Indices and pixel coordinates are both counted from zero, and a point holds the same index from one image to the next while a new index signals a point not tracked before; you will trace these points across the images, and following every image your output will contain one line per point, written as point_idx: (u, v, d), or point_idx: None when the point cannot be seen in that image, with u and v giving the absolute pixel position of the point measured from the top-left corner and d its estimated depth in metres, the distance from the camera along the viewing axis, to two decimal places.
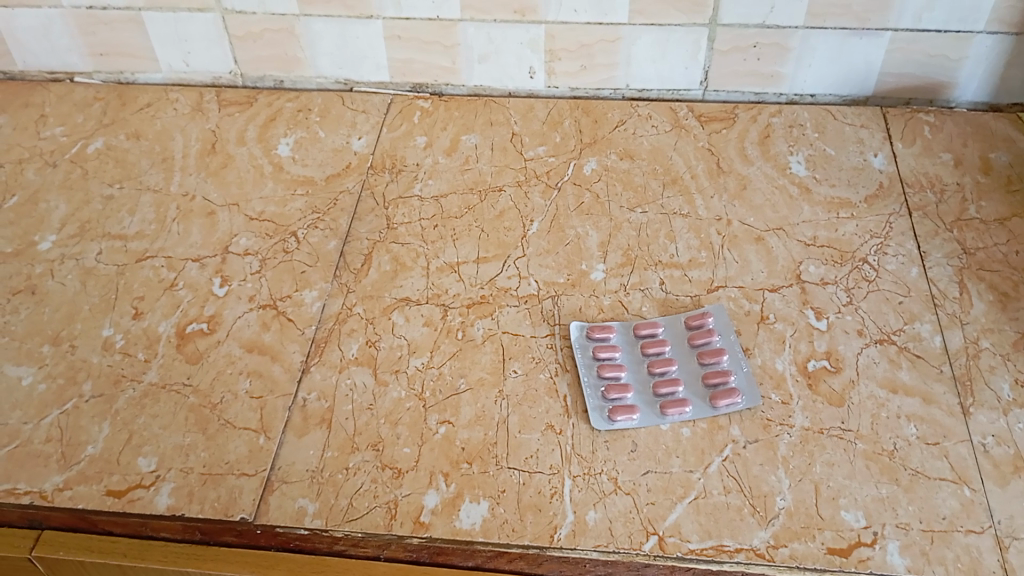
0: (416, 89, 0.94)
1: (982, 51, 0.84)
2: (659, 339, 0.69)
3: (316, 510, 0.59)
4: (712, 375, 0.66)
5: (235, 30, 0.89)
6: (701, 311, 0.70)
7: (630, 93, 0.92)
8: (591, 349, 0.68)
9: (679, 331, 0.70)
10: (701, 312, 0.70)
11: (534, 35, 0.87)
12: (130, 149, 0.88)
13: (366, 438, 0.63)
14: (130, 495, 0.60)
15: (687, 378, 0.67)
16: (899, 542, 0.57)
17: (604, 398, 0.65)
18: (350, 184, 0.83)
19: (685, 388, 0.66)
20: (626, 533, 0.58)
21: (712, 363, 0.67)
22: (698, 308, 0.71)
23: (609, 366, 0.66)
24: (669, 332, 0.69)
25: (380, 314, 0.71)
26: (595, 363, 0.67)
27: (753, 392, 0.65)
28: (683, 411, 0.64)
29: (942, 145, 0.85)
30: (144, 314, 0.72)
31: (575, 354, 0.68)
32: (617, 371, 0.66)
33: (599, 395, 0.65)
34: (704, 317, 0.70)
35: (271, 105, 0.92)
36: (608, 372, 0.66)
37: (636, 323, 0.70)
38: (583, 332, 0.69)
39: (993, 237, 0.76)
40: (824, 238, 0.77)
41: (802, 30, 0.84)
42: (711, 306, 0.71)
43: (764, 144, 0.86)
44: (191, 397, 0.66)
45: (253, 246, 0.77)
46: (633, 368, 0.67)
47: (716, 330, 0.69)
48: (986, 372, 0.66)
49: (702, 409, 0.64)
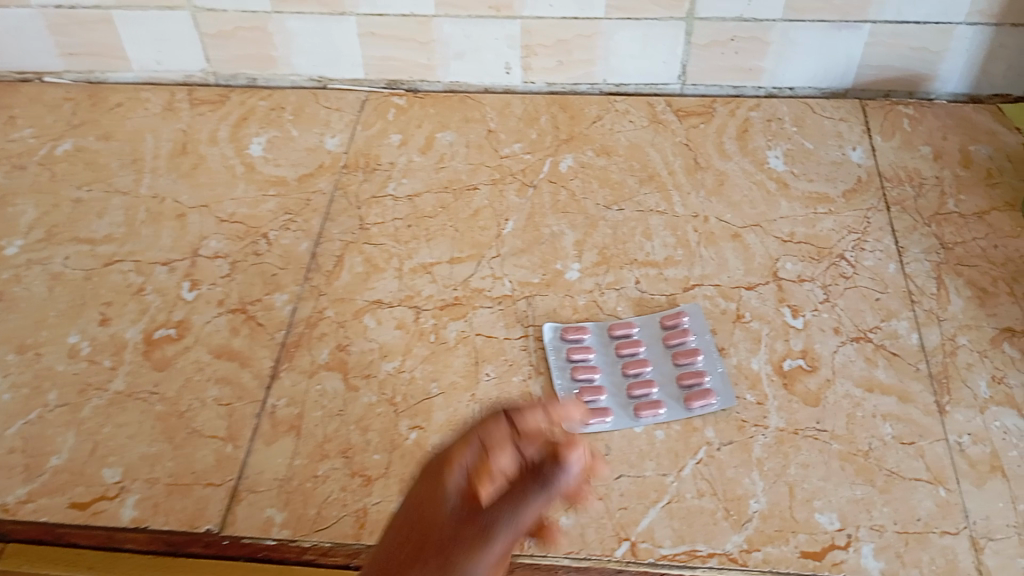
0: (391, 86, 0.92)
1: (963, 43, 0.83)
2: (633, 339, 0.68)
3: (284, 520, 0.58)
4: (686, 376, 0.65)
5: (208, 29, 0.87)
6: (676, 310, 0.70)
7: (608, 88, 0.91)
8: (564, 350, 0.68)
9: (653, 331, 0.69)
10: (675, 312, 0.70)
11: (511, 30, 0.85)
12: (100, 150, 0.86)
13: (336, 445, 0.62)
14: (94, 507, 0.59)
15: (661, 379, 0.66)
16: (874, 544, 0.57)
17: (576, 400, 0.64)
18: (323, 184, 0.82)
19: (659, 389, 0.65)
20: (597, 540, 0.57)
21: (688, 364, 0.66)
22: (673, 308, 0.70)
23: (582, 369, 0.66)
24: (644, 333, 0.69)
25: (352, 317, 0.70)
26: (568, 364, 0.67)
27: (728, 393, 0.65)
28: (656, 412, 0.64)
29: (922, 138, 0.84)
30: (111, 320, 0.71)
31: (548, 355, 0.67)
32: (590, 373, 0.66)
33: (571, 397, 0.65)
34: (680, 316, 0.69)
35: (244, 104, 0.91)
36: (582, 374, 0.66)
37: (609, 323, 0.70)
38: (556, 333, 0.69)
39: (972, 231, 0.75)
40: (801, 234, 0.76)
41: (781, 24, 0.82)
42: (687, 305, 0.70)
43: (742, 139, 0.85)
44: (158, 405, 0.65)
45: (224, 249, 0.76)
46: (607, 369, 0.67)
47: (691, 329, 0.68)
48: (963, 369, 0.66)
49: (676, 410, 0.64)
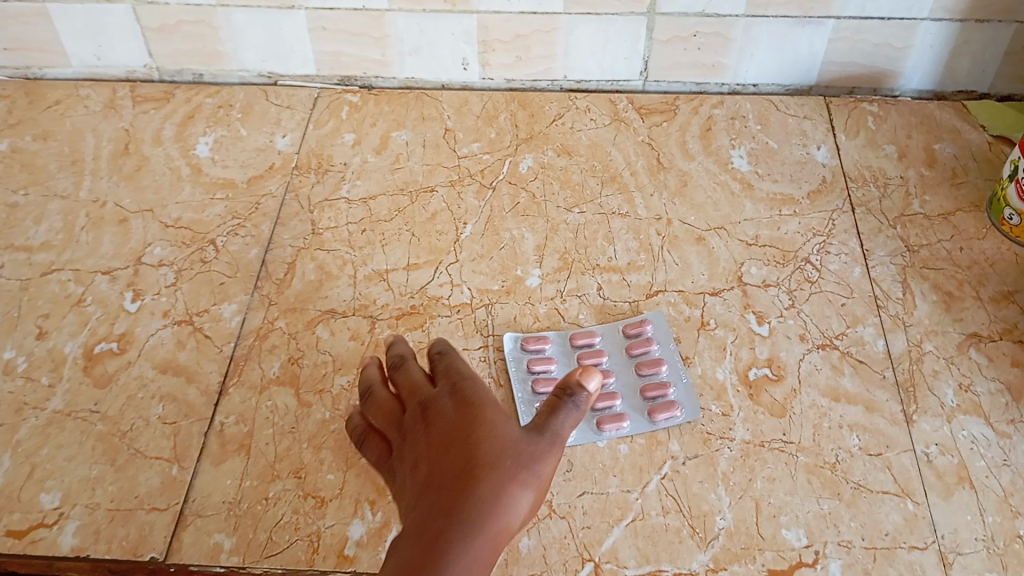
0: (345, 82, 0.89)
1: (928, 39, 0.81)
2: (595, 349, 0.66)
3: (233, 546, 0.56)
4: (650, 387, 0.63)
5: (150, 23, 0.83)
6: (639, 318, 0.68)
7: (568, 85, 0.88)
8: (525, 361, 0.65)
9: (616, 340, 0.67)
10: (639, 320, 0.68)
11: (467, 26, 0.82)
12: (38, 151, 0.82)
13: (288, 465, 0.60)
14: (31, 535, 0.57)
15: (624, 390, 0.64)
16: (841, 561, 0.56)
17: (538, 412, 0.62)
18: (274, 186, 0.79)
19: (622, 401, 0.63)
20: (560, 561, 0.56)
21: (652, 374, 0.64)
22: (636, 316, 0.69)
23: (544, 381, 0.64)
24: (607, 342, 0.67)
25: (304, 328, 0.68)
26: (529, 376, 0.64)
27: (693, 405, 0.63)
28: (620, 426, 0.62)
29: (886, 137, 0.82)
30: (49, 333, 0.67)
31: (508, 367, 0.65)
32: (552, 385, 0.63)
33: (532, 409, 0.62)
34: (644, 324, 0.67)
35: (190, 101, 0.87)
36: (543, 385, 0.63)
37: (571, 332, 0.68)
38: (516, 344, 0.66)
39: (937, 233, 0.74)
40: (766, 237, 0.74)
41: (743, 19, 0.80)
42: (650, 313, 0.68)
43: (705, 138, 0.83)
44: (99, 424, 0.62)
45: (168, 256, 0.73)
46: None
47: (655, 338, 0.67)
48: (929, 376, 0.65)
49: (640, 424, 0.62)
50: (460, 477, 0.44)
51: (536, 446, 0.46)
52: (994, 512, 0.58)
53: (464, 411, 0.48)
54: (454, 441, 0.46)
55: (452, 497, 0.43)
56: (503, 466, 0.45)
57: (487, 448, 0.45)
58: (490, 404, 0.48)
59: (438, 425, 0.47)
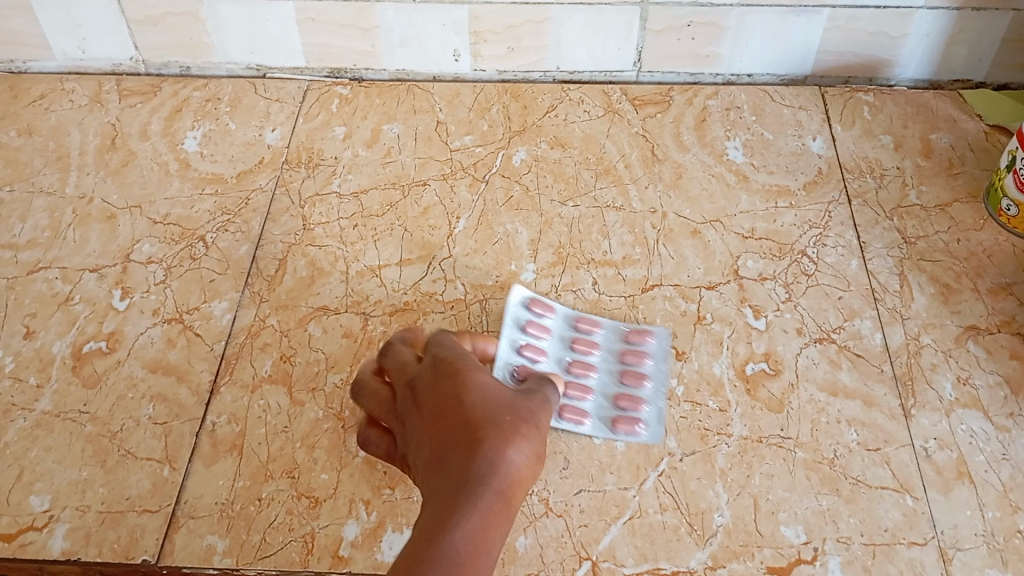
0: (334, 74, 0.87)
1: (923, 27, 0.80)
2: (591, 340, 0.66)
3: (226, 548, 0.55)
4: (624, 399, 0.62)
5: (133, 15, 0.81)
6: (645, 329, 0.67)
7: (561, 76, 0.87)
8: (521, 322, 0.66)
9: (613, 341, 0.66)
10: (645, 329, 0.66)
11: (457, 16, 0.81)
12: (22, 147, 0.81)
13: (281, 465, 0.59)
14: (21, 539, 0.56)
15: (600, 391, 0.64)
16: (840, 558, 0.55)
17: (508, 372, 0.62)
18: (263, 181, 0.78)
19: (592, 401, 0.63)
20: (557, 560, 0.55)
21: (631, 387, 0.63)
22: (647, 323, 0.67)
23: (529, 349, 0.64)
24: (607, 339, 0.66)
25: (295, 325, 0.67)
26: (519, 337, 0.65)
27: (659, 428, 0.61)
28: (579, 421, 0.61)
29: (882, 127, 0.82)
30: (36, 333, 0.66)
31: (504, 318, 0.66)
32: (534, 356, 0.64)
33: (506, 369, 0.63)
34: (646, 337, 0.66)
35: (176, 94, 0.86)
36: (526, 353, 0.64)
37: (575, 315, 0.68)
38: (522, 302, 0.67)
39: (934, 224, 0.74)
40: (762, 230, 0.74)
41: (737, 9, 0.79)
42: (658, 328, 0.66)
43: (700, 129, 0.82)
44: (88, 425, 0.61)
45: (157, 253, 0.72)
46: (553, 357, 0.65)
47: (652, 354, 0.65)
48: (928, 370, 0.64)
49: (600, 429, 0.61)
50: (462, 440, 0.43)
51: (526, 409, 0.47)
52: (994, 508, 0.57)
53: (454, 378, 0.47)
54: (449, 407, 0.45)
55: (460, 462, 0.42)
56: (495, 438, 0.43)
57: (482, 409, 0.45)
58: (466, 389, 0.46)
59: (431, 401, 0.46)
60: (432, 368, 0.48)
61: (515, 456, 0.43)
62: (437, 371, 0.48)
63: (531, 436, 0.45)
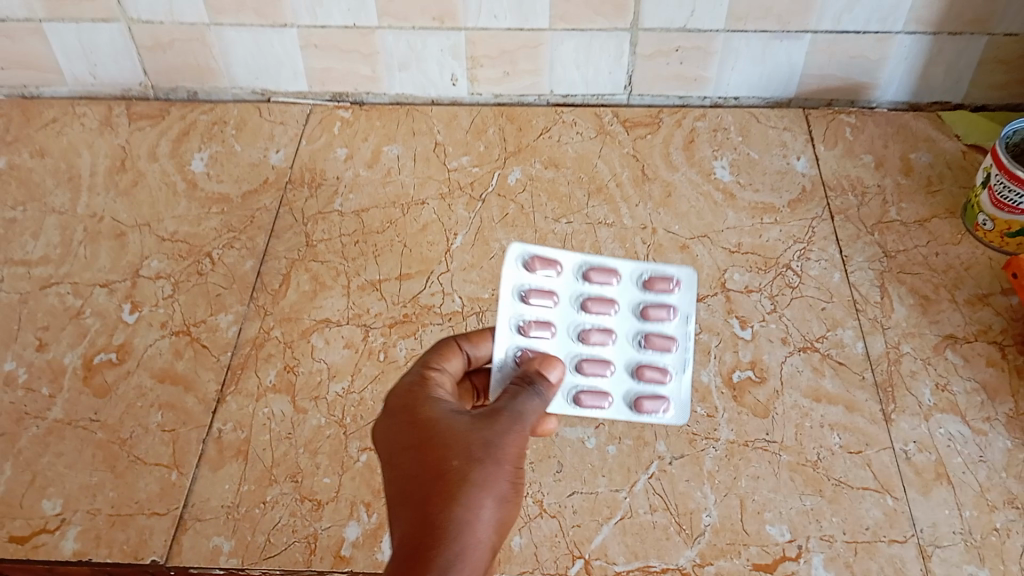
0: (336, 99, 0.91)
1: (902, 51, 0.83)
2: (606, 299, 0.57)
3: (232, 548, 0.57)
4: (647, 370, 0.56)
5: (144, 41, 0.85)
6: (667, 276, 0.58)
7: (555, 99, 0.90)
8: (521, 288, 0.56)
9: (631, 296, 0.58)
10: (665, 278, 0.58)
11: (455, 41, 0.84)
12: (35, 168, 0.84)
13: (285, 469, 0.61)
14: (34, 541, 0.58)
15: (619, 360, 0.57)
16: (823, 555, 0.57)
17: (516, 352, 0.54)
18: (268, 200, 0.80)
19: (611, 376, 0.57)
20: (551, 559, 0.57)
21: (655, 352, 0.57)
22: (667, 271, 0.58)
23: (535, 324, 0.55)
24: (622, 296, 0.58)
25: (299, 337, 0.69)
26: (522, 308, 0.56)
27: (685, 405, 0.57)
28: (598, 404, 0.56)
29: (863, 147, 0.85)
30: (49, 345, 0.69)
31: (501, 287, 0.56)
32: (542, 330, 0.55)
33: (513, 348, 0.55)
34: (670, 287, 0.58)
35: (184, 118, 0.89)
36: (533, 327, 0.55)
37: (587, 266, 0.58)
38: (519, 261, 0.57)
39: (913, 239, 0.77)
40: (748, 245, 0.77)
41: (723, 33, 0.82)
42: (683, 274, 0.58)
43: (688, 149, 0.86)
44: (99, 432, 0.63)
45: (165, 269, 0.74)
46: (563, 325, 0.57)
47: (675, 309, 0.58)
48: (908, 377, 0.67)
49: (624, 407, 0.56)
50: (420, 511, 0.42)
51: (487, 442, 0.44)
52: (971, 507, 0.60)
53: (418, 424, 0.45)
54: (410, 465, 0.44)
55: (418, 538, 0.41)
56: (448, 496, 0.42)
57: (442, 466, 0.43)
58: (427, 433, 0.45)
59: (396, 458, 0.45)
60: (397, 410, 0.47)
61: (470, 516, 0.42)
62: (402, 414, 0.46)
63: (495, 474, 0.43)
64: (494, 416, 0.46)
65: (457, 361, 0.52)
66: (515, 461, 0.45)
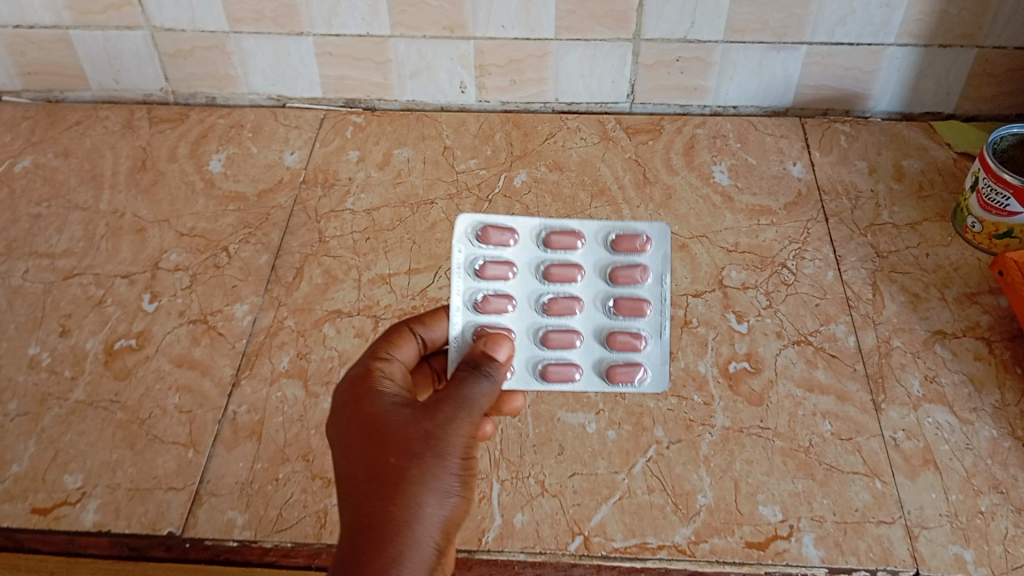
0: (349, 105, 0.94)
1: (894, 63, 0.87)
2: (569, 264, 0.54)
3: (245, 521, 0.60)
4: (618, 337, 0.53)
5: (166, 48, 0.88)
6: (636, 233, 0.54)
7: (560, 106, 0.94)
8: (474, 261, 0.53)
9: (598, 258, 0.55)
10: (632, 236, 0.54)
11: (464, 50, 0.87)
12: (59, 167, 0.87)
13: (296, 449, 0.64)
14: (55, 512, 0.60)
15: (588, 328, 0.54)
16: (814, 534, 0.59)
17: (471, 330, 0.52)
18: (283, 199, 0.84)
19: (581, 346, 0.54)
20: (552, 535, 0.60)
21: (626, 317, 0.54)
22: (635, 227, 0.54)
23: (492, 300, 0.53)
24: (587, 259, 0.55)
25: (311, 326, 0.72)
26: (476, 284, 0.53)
27: (662, 372, 0.53)
28: (568, 379, 0.53)
29: (857, 154, 0.88)
30: (72, 331, 0.72)
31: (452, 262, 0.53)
32: (500, 305, 0.53)
33: (469, 326, 0.52)
34: (639, 245, 0.54)
35: (203, 122, 0.92)
36: (489, 303, 0.52)
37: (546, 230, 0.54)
38: (471, 232, 0.54)
39: (905, 240, 0.80)
40: (745, 245, 0.79)
41: (722, 45, 0.86)
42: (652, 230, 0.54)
43: (688, 155, 0.89)
44: (119, 413, 0.66)
45: (183, 262, 0.78)
46: (523, 297, 0.54)
47: (646, 268, 0.54)
48: (898, 369, 0.69)
49: (596, 380, 0.53)
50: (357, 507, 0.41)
51: (426, 436, 0.43)
52: (957, 491, 0.62)
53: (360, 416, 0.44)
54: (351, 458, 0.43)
55: (353, 536, 0.41)
56: (387, 497, 0.41)
57: (380, 462, 0.42)
58: (368, 427, 0.44)
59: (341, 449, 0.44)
60: (342, 403, 0.46)
61: (407, 516, 0.41)
62: (346, 406, 0.45)
63: (437, 468, 0.42)
64: (440, 401, 0.44)
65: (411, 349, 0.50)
66: (461, 448, 0.43)
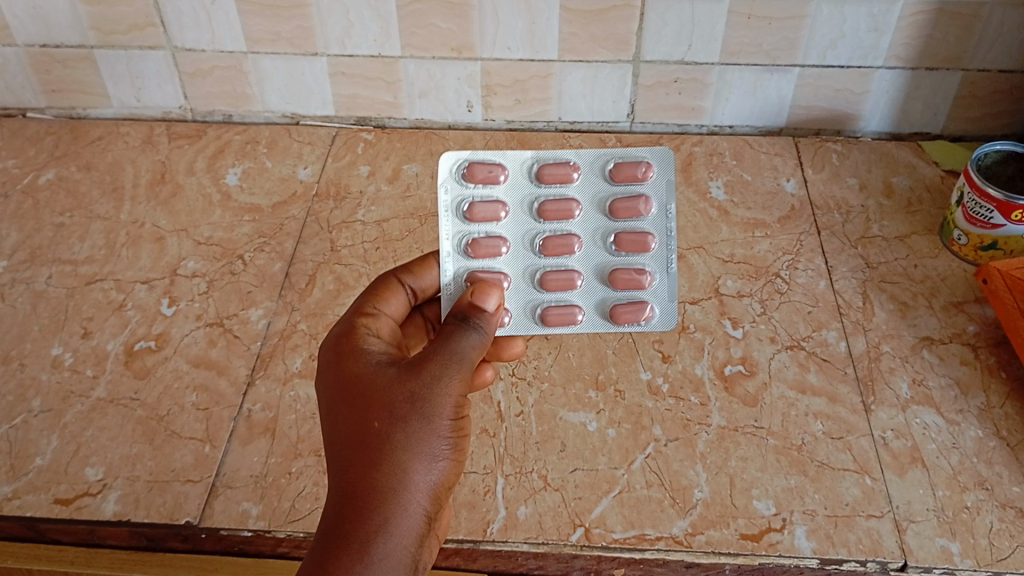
0: (360, 122, 0.98)
1: (883, 85, 0.90)
2: (564, 201, 0.57)
3: (259, 512, 0.62)
4: (619, 274, 0.57)
5: (185, 67, 0.92)
6: (633, 163, 0.57)
7: (562, 125, 0.97)
8: (465, 203, 0.56)
9: (594, 191, 0.58)
10: (628, 165, 0.57)
11: (471, 71, 0.91)
12: (81, 180, 0.90)
13: (309, 445, 0.66)
14: (77, 503, 0.63)
15: (588, 265, 0.59)
16: (806, 527, 0.62)
17: (464, 274, 0.56)
18: (296, 211, 0.87)
19: (583, 283, 0.58)
20: (554, 526, 0.62)
21: (626, 252, 0.58)
22: (631, 155, 0.57)
23: (486, 243, 0.56)
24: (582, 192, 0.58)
25: (323, 330, 0.75)
26: (469, 227, 0.57)
27: (666, 309, 0.58)
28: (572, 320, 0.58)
29: (849, 171, 0.91)
30: (93, 333, 0.75)
31: (442, 205, 0.56)
32: (496, 249, 0.56)
33: (462, 269, 0.56)
34: (636, 175, 0.57)
35: (220, 138, 0.96)
36: (482, 246, 0.56)
37: (536, 166, 0.57)
38: (459, 172, 0.56)
39: (894, 252, 0.83)
40: (740, 255, 0.82)
41: (718, 66, 0.89)
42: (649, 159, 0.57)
43: (686, 171, 0.92)
44: (138, 409, 0.69)
45: (200, 269, 0.81)
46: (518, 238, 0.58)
47: (644, 198, 0.57)
48: (887, 372, 0.72)
49: (599, 317, 0.59)
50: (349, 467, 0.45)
51: (410, 395, 0.47)
52: (944, 487, 0.64)
53: (347, 379, 0.48)
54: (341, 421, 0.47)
55: (347, 495, 0.45)
56: (375, 461, 0.45)
57: (368, 426, 0.46)
58: (356, 388, 0.47)
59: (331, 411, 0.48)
60: (333, 364, 0.49)
61: (397, 478, 0.45)
62: (334, 367, 0.49)
63: (422, 430, 0.46)
64: (424, 361, 0.48)
65: (396, 300, 0.55)
66: (447, 408, 0.47)
